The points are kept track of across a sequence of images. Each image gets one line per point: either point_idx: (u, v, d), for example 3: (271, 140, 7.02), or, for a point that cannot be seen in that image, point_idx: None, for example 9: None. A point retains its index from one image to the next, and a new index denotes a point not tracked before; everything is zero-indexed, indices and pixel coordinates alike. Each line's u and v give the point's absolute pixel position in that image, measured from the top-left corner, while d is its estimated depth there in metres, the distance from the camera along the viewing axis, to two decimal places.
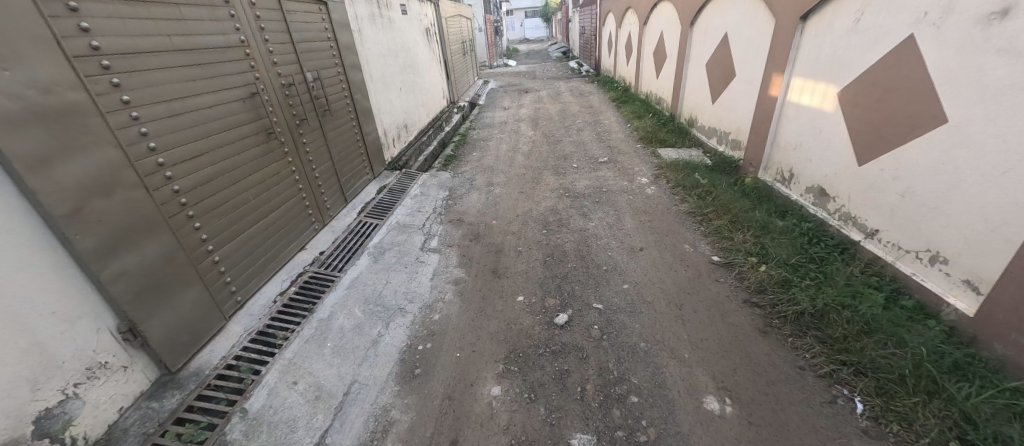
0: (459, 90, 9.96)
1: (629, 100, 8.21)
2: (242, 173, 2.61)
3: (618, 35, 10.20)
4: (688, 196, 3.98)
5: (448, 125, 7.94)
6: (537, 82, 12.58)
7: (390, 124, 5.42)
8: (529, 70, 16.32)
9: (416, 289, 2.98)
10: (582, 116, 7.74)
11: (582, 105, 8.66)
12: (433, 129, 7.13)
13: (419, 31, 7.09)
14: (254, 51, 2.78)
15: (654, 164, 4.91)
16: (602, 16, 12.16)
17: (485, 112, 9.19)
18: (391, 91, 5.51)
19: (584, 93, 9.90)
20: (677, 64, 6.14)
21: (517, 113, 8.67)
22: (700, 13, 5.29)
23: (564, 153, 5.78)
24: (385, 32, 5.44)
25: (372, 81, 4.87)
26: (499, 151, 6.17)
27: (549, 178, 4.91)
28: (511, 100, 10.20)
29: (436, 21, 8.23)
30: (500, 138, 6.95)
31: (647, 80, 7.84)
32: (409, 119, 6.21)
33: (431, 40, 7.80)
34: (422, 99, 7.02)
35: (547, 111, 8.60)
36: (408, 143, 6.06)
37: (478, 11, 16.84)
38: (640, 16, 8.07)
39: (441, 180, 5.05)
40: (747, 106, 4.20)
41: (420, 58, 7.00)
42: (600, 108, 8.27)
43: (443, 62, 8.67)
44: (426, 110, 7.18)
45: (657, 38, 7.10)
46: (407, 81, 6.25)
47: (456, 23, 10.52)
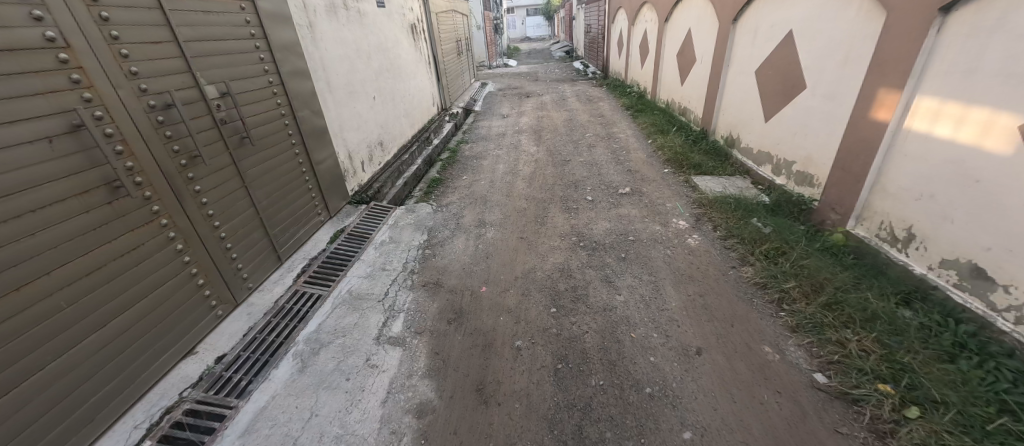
0: (451, 94, 8.86)
1: (646, 110, 7.10)
2: (43, 264, 1.54)
3: (632, 34, 9.08)
4: (751, 255, 2.89)
5: (437, 137, 6.85)
6: (540, 86, 11.43)
7: (358, 143, 4.33)
8: (530, 71, 15.14)
9: (355, 429, 1.89)
10: (593, 128, 6.64)
11: (592, 114, 7.54)
12: (417, 144, 6.03)
13: (401, 28, 5.97)
14: (84, 57, 1.70)
15: (692, 200, 3.83)
16: (612, 13, 11.01)
17: (481, 121, 8.09)
18: (359, 103, 4.42)
19: (592, 100, 8.78)
20: (712, 69, 5.04)
21: (517, 123, 7.56)
22: (747, 7, 4.21)
23: (575, 178, 4.69)
24: (352, 29, 4.34)
25: (329, 91, 3.78)
26: (495, 174, 5.08)
27: (558, 216, 3.83)
28: (510, 106, 9.08)
29: (423, 17, 7.11)
30: (496, 155, 5.86)
31: (669, 87, 6.73)
32: (386, 134, 5.12)
33: (416, 39, 6.69)
34: (405, 109, 5.93)
35: (551, 120, 7.49)
36: (384, 165, 4.97)
37: (476, 7, 15.74)
38: (661, 12, 6.94)
39: (419, 217, 3.96)
40: (826, 132, 3.11)
41: (401, 60, 5.91)
42: (612, 117, 7.18)
43: (432, 65, 7.57)
44: (409, 121, 6.08)
45: (683, 37, 5.99)
46: (383, 89, 5.16)
47: (450, 20, 9.42)
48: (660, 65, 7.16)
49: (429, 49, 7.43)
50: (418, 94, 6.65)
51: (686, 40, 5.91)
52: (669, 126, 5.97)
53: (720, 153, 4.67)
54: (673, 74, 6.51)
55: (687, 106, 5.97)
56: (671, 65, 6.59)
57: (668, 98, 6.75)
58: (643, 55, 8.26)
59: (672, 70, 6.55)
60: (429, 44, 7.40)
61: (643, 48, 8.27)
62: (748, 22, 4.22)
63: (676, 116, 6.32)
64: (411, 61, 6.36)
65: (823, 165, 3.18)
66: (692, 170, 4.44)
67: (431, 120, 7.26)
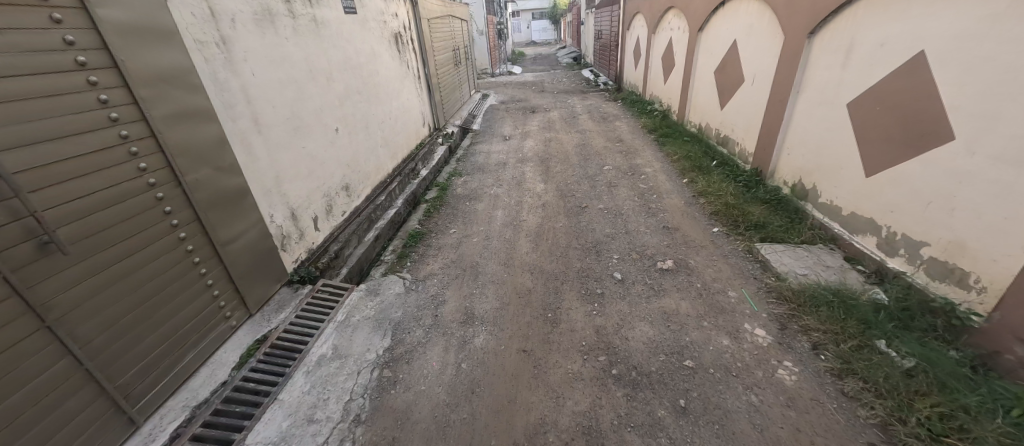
0: (447, 111, 7.81)
1: (675, 136, 5.96)
2: None
3: (653, 44, 7.98)
4: (902, 425, 1.77)
5: (425, 168, 5.76)
6: (547, 99, 10.33)
7: (308, 195, 3.24)
8: (537, 81, 14.04)
9: None
10: (612, 158, 5.53)
11: (609, 139, 6.43)
12: (398, 181, 4.95)
13: (380, 39, 4.91)
14: None
15: (766, 289, 2.71)
16: (628, 20, 9.91)
17: (479, 144, 7.02)
18: (311, 140, 3.35)
19: (607, 118, 7.68)
20: (773, 95, 3.92)
21: (521, 148, 6.45)
22: (835, 16, 3.11)
23: (595, 238, 3.59)
24: (302, 44, 3.27)
25: (257, 133, 2.70)
26: (492, 226, 3.98)
27: (576, 309, 2.73)
28: (513, 124, 8.00)
29: (410, 25, 6.03)
30: (495, 195, 4.75)
31: (704, 110, 5.61)
32: (353, 175, 4.04)
33: (401, 52, 5.61)
34: (383, 138, 4.85)
35: (561, 145, 6.38)
36: (350, 214, 3.89)
37: (479, 12, 14.77)
38: (693, 20, 5.84)
39: (383, 306, 2.85)
40: (1004, 213, 2.00)
41: (379, 78, 4.83)
42: (634, 143, 6.08)
43: (422, 80, 6.52)
44: (389, 152, 5.01)
45: (726, 51, 4.88)
46: (352, 118, 4.08)
47: (447, 26, 8.39)
48: (692, 82, 6.03)
49: (418, 62, 6.35)
50: (402, 117, 5.58)
51: (731, 56, 4.80)
52: (708, 161, 4.84)
53: (787, 207, 3.55)
54: (710, 94, 5.39)
55: (731, 136, 4.85)
56: (708, 83, 5.47)
57: (704, 122, 5.62)
58: (668, 69, 7.15)
59: (709, 90, 5.42)
60: (417, 56, 6.33)
61: (667, 61, 7.17)
62: (838, 37, 3.09)
63: (714, 146, 5.19)
64: (393, 78, 5.30)
65: (992, 263, 2.06)
66: (755, 233, 3.32)
67: (418, 146, 6.16)
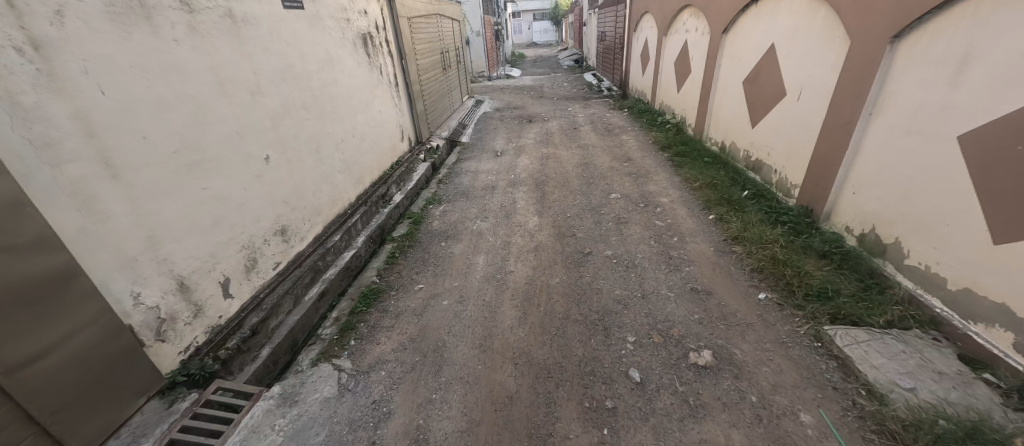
0: (432, 121, 6.96)
1: (693, 155, 5.09)
2: None
3: (664, 47, 7.11)
4: None
5: (399, 192, 4.90)
6: (546, 106, 9.46)
7: (213, 254, 2.39)
8: (536, 85, 13.23)
9: None
10: (620, 184, 4.67)
11: (615, 157, 5.57)
12: (362, 213, 4.09)
13: (340, 41, 4.05)
14: None
15: (857, 413, 1.85)
16: (636, 20, 9.03)
17: (467, 160, 6.17)
18: (223, 177, 2.50)
19: (613, 130, 6.82)
20: (830, 115, 3.05)
21: (513, 166, 5.59)
22: (935, 14, 2.25)
23: (602, 304, 2.73)
24: (207, 48, 2.42)
25: (109, 179, 1.85)
26: (470, 280, 3.12)
27: (576, 440, 1.85)
28: (507, 136, 7.15)
29: (383, 25, 5.17)
30: (479, 231, 3.88)
31: (730, 127, 4.74)
32: (294, 213, 3.18)
33: (370, 57, 4.76)
34: (343, 162, 4.00)
35: (560, 164, 5.52)
36: (287, 266, 3.03)
37: (475, 12, 14.00)
38: (716, 20, 4.98)
39: (298, 427, 1.98)
40: None
41: (338, 88, 3.98)
42: (644, 163, 5.22)
43: (400, 89, 5.65)
44: (351, 178, 4.15)
45: (762, 58, 4.01)
46: (294, 140, 3.23)
47: (435, 26, 7.55)
48: (713, 92, 5.17)
49: (394, 68, 5.49)
50: (372, 134, 4.72)
51: (767, 64, 3.94)
52: (738, 191, 3.97)
53: (857, 267, 2.68)
54: (738, 109, 4.53)
55: (766, 161, 3.99)
56: (735, 95, 4.60)
57: (729, 141, 4.75)
58: (682, 76, 6.28)
59: (737, 103, 4.55)
60: (393, 60, 5.47)
61: (682, 67, 6.30)
62: (942, 43, 2.23)
63: (744, 171, 4.32)
64: (359, 88, 4.44)
65: None
66: (819, 307, 2.45)
67: (393, 166, 5.29)
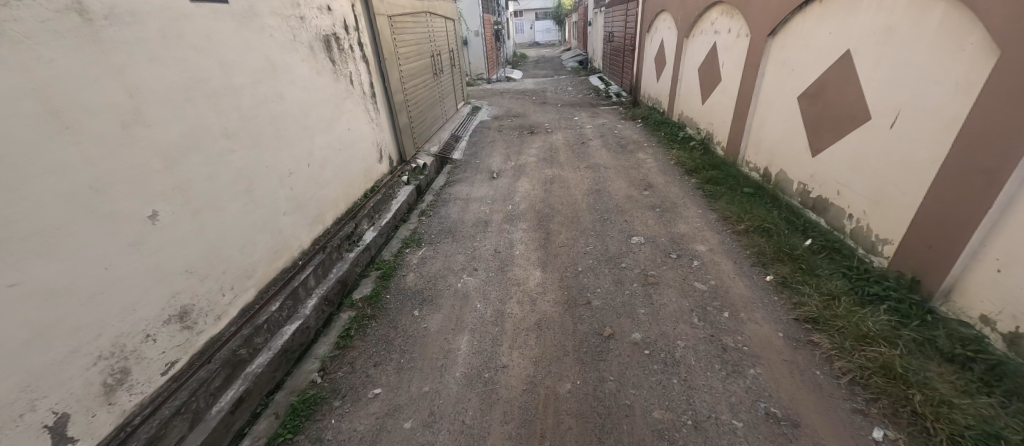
0: (420, 135, 6.08)
1: (729, 184, 4.19)
2: None
3: (687, 50, 6.20)
4: None
5: (372, 229, 4.02)
6: (550, 114, 8.56)
7: (32, 386, 1.52)
8: (538, 88, 12.33)
9: None
10: (642, 222, 3.77)
11: (633, 183, 4.67)
12: (317, 264, 3.21)
13: (289, 45, 3.16)
14: None
15: None
16: (650, 19, 8.11)
17: (458, 182, 5.28)
18: (59, 260, 1.62)
19: (627, 147, 5.93)
20: (958, 155, 2.16)
21: (511, 193, 4.70)
22: None
23: (637, 439, 1.84)
24: (26, 63, 1.53)
25: None
26: (446, 383, 2.24)
27: None
28: (505, 152, 6.26)
29: (354, 25, 4.28)
30: (464, 293, 3.00)
31: (780, 152, 3.84)
32: (205, 285, 2.31)
33: (336, 64, 3.87)
34: (292, 200, 3.12)
35: (567, 191, 4.63)
36: (189, 365, 2.16)
37: (472, 11, 13.12)
38: (759, 20, 4.09)
39: None
40: None
41: (285, 106, 3.09)
42: (669, 193, 4.33)
43: (377, 101, 4.77)
44: (304, 219, 3.27)
45: (832, 68, 3.12)
46: (208, 183, 2.35)
47: (425, 26, 6.67)
48: (754, 108, 4.27)
49: (370, 76, 4.60)
50: (337, 159, 3.84)
51: (842, 77, 3.03)
52: (800, 241, 3.07)
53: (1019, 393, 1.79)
54: (792, 131, 3.63)
55: (836, 202, 3.10)
56: (787, 114, 3.70)
57: (779, 169, 3.85)
58: (711, 86, 5.37)
59: (791, 124, 3.65)
60: (369, 67, 4.59)
61: (709, 75, 5.40)
62: None
63: (802, 212, 3.42)
64: (318, 103, 3.55)
65: None
66: None
67: (367, 194, 4.41)
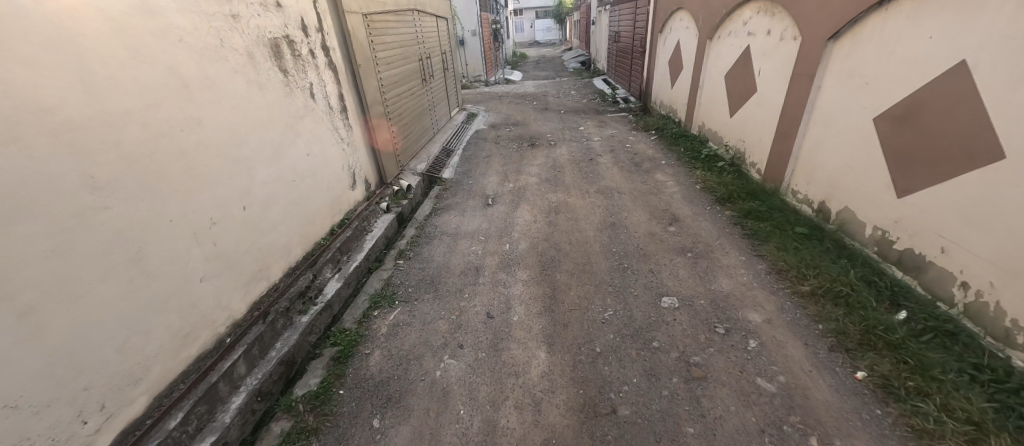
0: (404, 151, 5.29)
1: (776, 222, 3.42)
2: None
3: (711, 54, 5.42)
4: None
5: (337, 278, 3.25)
6: (552, 123, 7.78)
7: None
8: (540, 92, 11.58)
9: None
10: (672, 274, 3.01)
11: (655, 216, 3.89)
12: (252, 342, 2.44)
13: (214, 53, 2.39)
14: None
15: None
16: (664, 18, 7.31)
17: (446, 209, 4.49)
18: None
19: (642, 165, 5.16)
20: None
21: (509, 227, 3.94)
22: None
23: None
24: None
25: None
26: None
27: None
28: (503, 170, 5.49)
29: (317, 25, 3.51)
30: (443, 387, 2.23)
31: (845, 186, 3.07)
32: (46, 419, 1.53)
33: (288, 74, 3.09)
34: (217, 259, 2.35)
35: (576, 225, 3.86)
36: None
37: (469, 8, 12.34)
38: (814, 21, 3.32)
39: None
40: None
41: (208, 134, 2.32)
42: (700, 230, 3.57)
43: (349, 117, 4.00)
44: (235, 280, 2.50)
45: (934, 85, 2.36)
46: (54, 261, 1.57)
47: (413, 27, 5.89)
48: (805, 127, 3.50)
49: (339, 87, 3.83)
50: (291, 193, 3.06)
51: (951, 97, 2.26)
52: (893, 316, 2.30)
53: None
54: (864, 162, 2.86)
55: (941, 263, 2.33)
56: (856, 139, 2.93)
57: (843, 205, 3.08)
58: (744, 97, 4.59)
59: (862, 152, 2.88)
60: (337, 76, 3.81)
61: (742, 84, 4.62)
62: None
63: (883, 269, 2.64)
64: (262, 126, 2.78)
65: None
66: None
67: (334, 231, 3.63)
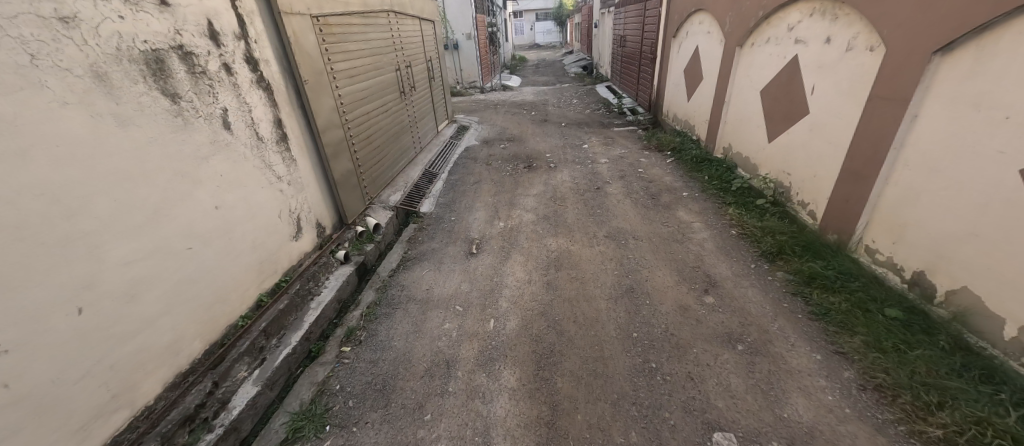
0: (374, 180, 4.40)
1: (855, 298, 2.53)
2: None
3: (742, 65, 4.54)
4: None
5: (254, 381, 2.35)
6: (552, 139, 6.90)
7: None
8: (539, 100, 10.70)
9: None
10: (721, 384, 2.12)
11: (684, 277, 3.01)
12: None
13: (16, 78, 1.50)
14: None
15: None
16: (679, 21, 6.44)
17: (419, 259, 3.60)
18: None
19: (659, 199, 4.29)
20: None
21: (495, 291, 3.05)
22: None
23: None
24: None
25: None
26: None
27: None
28: (493, 201, 4.62)
29: (239, 30, 2.63)
30: None
31: (961, 260, 2.18)
32: None
33: (183, 99, 2.22)
34: (11, 409, 1.46)
35: (582, 290, 2.97)
36: None
37: (463, 9, 11.49)
38: (909, 28, 2.44)
39: None
40: None
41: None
42: (749, 304, 2.67)
43: (291, 148, 3.13)
44: (57, 428, 1.61)
45: None
46: None
47: (390, 31, 5.01)
48: (889, 168, 2.62)
49: (275, 111, 2.96)
50: (182, 268, 2.18)
51: None
52: None
53: None
54: (1004, 232, 1.98)
55: None
56: (986, 196, 2.05)
57: (962, 285, 2.19)
58: (789, 119, 3.71)
59: (999, 217, 1.99)
60: (272, 96, 2.93)
61: (787, 103, 3.74)
62: None
63: None
64: (125, 180, 1.89)
65: None
66: None
67: (262, 304, 2.73)
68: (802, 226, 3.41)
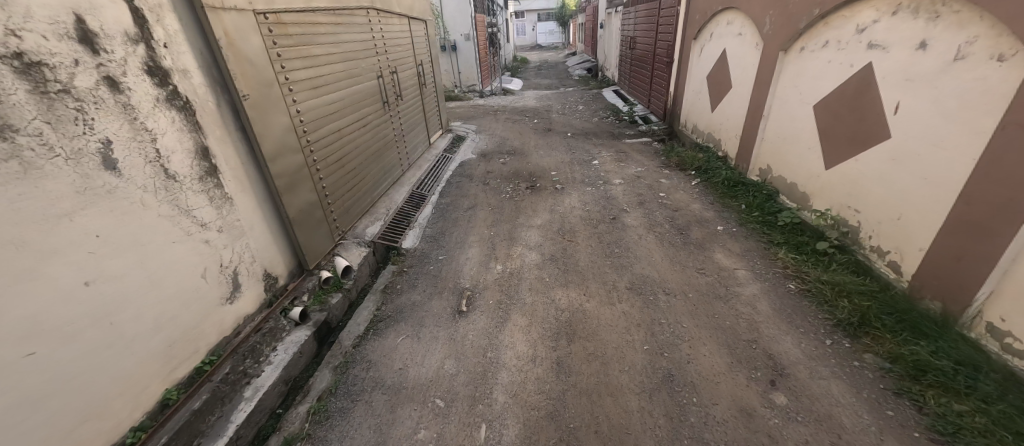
0: (347, 211, 3.67)
1: (996, 412, 1.79)
2: None
3: (786, 74, 3.82)
4: None
5: None
6: (557, 152, 6.18)
7: None
8: (542, 106, 9.98)
9: None
10: None
11: (739, 358, 2.27)
12: None
13: None
14: None
15: None
16: (701, 22, 5.73)
17: (395, 316, 2.86)
18: None
19: (689, 236, 3.56)
20: None
21: (489, 373, 2.32)
22: None
23: None
24: None
25: None
26: None
27: None
28: (489, 233, 3.89)
29: (135, 30, 1.91)
30: None
31: None
32: None
33: (21, 133, 1.48)
34: None
35: (604, 376, 2.24)
36: None
37: (461, 9, 10.77)
38: None
39: None
40: None
41: None
42: (838, 409, 1.94)
43: (223, 184, 2.40)
44: None
45: None
46: None
47: (370, 32, 4.30)
48: None
49: (198, 137, 2.23)
50: (11, 389, 1.44)
51: None
52: None
53: None
54: None
55: None
56: None
57: None
58: (858, 143, 2.98)
59: None
60: (194, 118, 2.22)
61: (855, 123, 3.00)
62: None
63: None
64: None
65: None
66: None
67: (170, 404, 2.00)
68: (885, 285, 2.64)
